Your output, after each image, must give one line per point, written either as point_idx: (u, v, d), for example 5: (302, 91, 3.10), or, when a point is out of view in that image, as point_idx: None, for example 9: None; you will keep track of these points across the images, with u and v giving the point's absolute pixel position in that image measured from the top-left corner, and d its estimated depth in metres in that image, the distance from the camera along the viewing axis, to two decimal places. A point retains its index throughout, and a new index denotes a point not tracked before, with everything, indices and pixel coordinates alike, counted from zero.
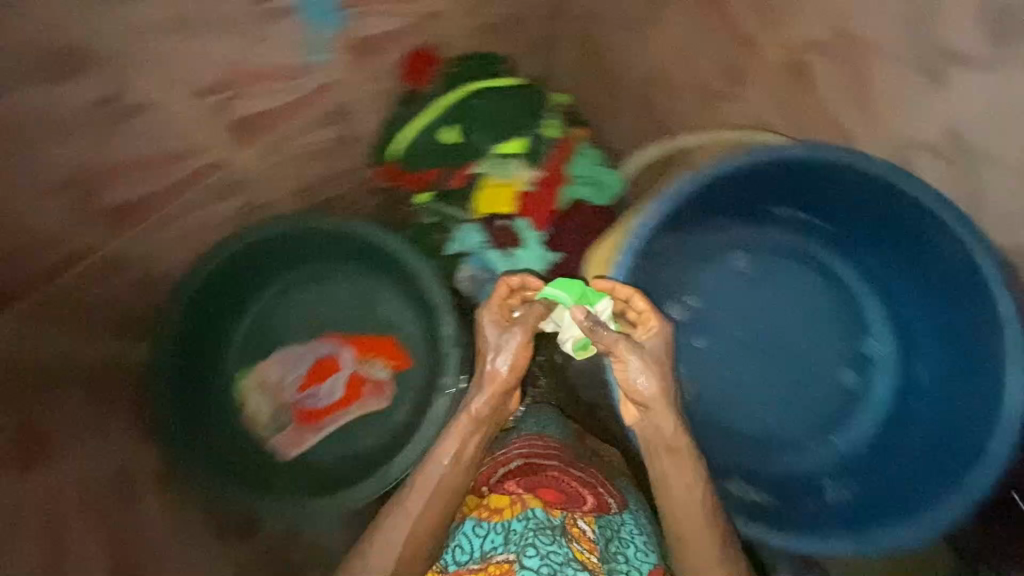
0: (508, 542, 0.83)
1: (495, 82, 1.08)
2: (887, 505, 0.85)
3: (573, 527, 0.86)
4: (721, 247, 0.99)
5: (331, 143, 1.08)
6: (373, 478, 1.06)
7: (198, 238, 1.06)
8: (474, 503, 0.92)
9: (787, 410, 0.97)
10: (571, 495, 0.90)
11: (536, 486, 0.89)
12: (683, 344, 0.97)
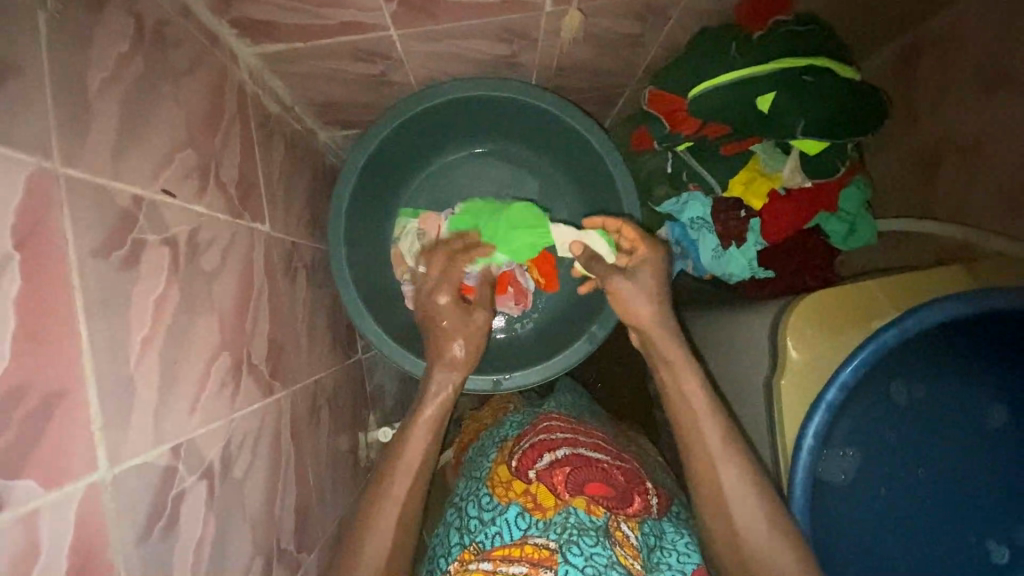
0: (549, 530, 0.79)
1: (839, 66, 0.89)
2: None
3: (617, 531, 0.83)
4: (985, 369, 0.78)
5: (625, 36, 0.97)
6: (487, 378, 1.06)
7: (448, 61, 0.99)
8: (511, 491, 0.88)
9: (929, 565, 0.81)
10: (620, 495, 0.88)
11: (583, 482, 0.86)
12: (872, 435, 0.81)
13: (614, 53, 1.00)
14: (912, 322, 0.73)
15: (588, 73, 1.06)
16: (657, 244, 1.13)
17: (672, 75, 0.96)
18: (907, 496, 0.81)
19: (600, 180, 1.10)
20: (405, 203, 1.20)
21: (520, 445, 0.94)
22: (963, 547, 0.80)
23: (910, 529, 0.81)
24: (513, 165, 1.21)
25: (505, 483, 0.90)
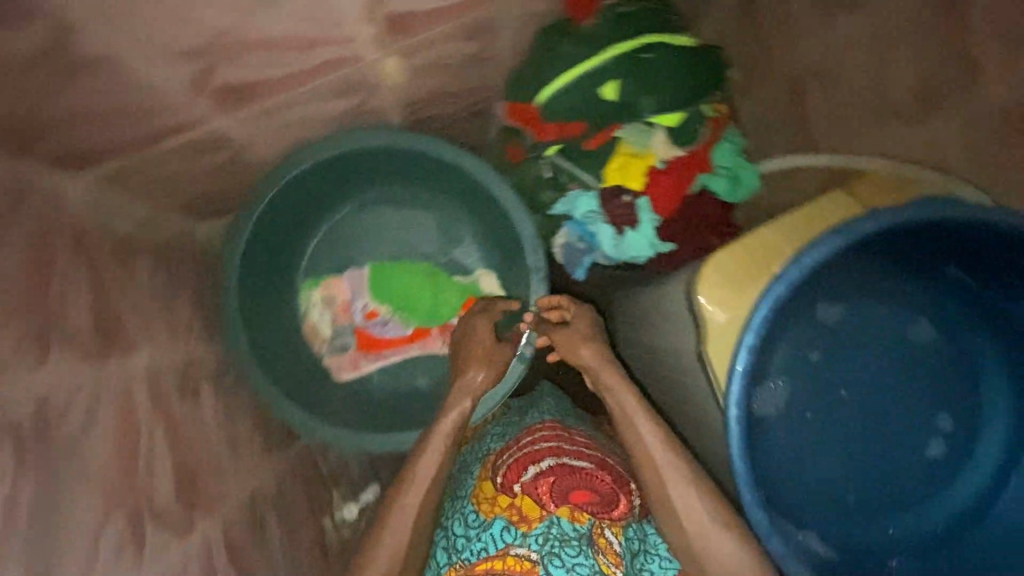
0: (531, 540, 0.79)
1: (668, 38, 0.91)
2: None
3: (600, 537, 0.82)
4: (866, 281, 0.82)
5: (466, 59, 0.95)
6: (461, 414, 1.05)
7: (296, 131, 0.96)
8: (496, 505, 0.84)
9: (870, 474, 0.85)
10: (603, 498, 0.85)
11: (565, 491, 0.83)
12: (785, 373, 0.83)
13: (462, 72, 0.98)
14: (803, 265, 0.71)
15: (446, 96, 1.03)
16: (561, 245, 1.10)
17: (520, 88, 0.95)
18: (834, 418, 0.84)
19: (489, 200, 1.07)
20: (302, 273, 1.13)
21: (504, 458, 0.90)
22: (890, 446, 0.85)
23: (847, 450, 0.85)
24: (402, 201, 1.14)
25: (492, 497, 0.85)
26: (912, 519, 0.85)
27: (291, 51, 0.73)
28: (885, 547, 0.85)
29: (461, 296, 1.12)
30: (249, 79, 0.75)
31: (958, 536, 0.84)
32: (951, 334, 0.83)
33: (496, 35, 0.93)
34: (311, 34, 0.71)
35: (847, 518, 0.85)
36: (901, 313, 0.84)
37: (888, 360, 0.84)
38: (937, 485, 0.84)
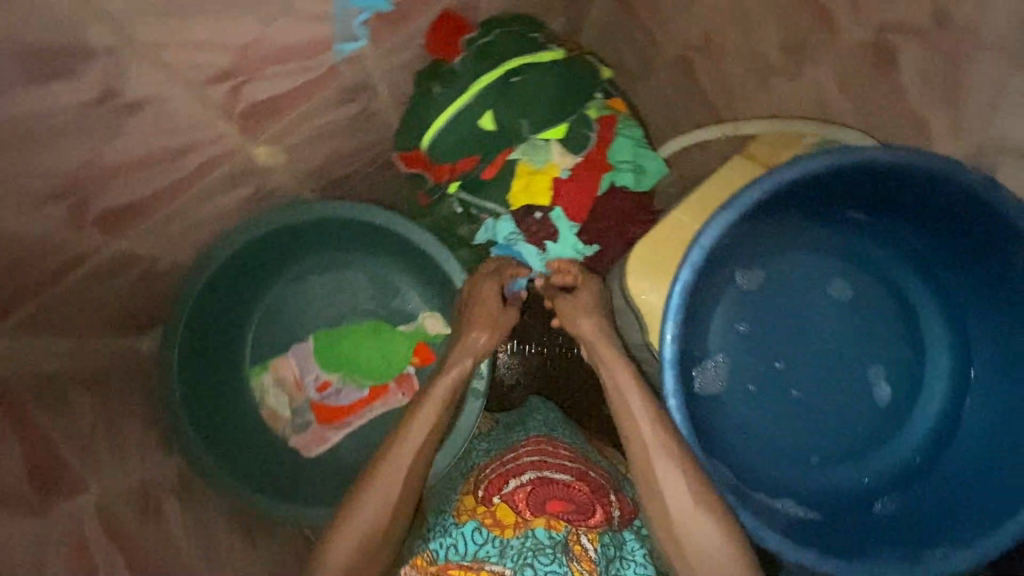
0: (505, 555, 0.76)
1: (532, 57, 0.92)
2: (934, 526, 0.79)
3: (575, 544, 0.77)
4: (776, 242, 0.87)
5: (350, 120, 0.96)
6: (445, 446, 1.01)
7: (201, 230, 0.96)
8: (472, 510, 0.82)
9: (829, 420, 0.88)
10: (580, 507, 0.81)
11: (543, 501, 0.80)
12: (724, 345, 0.87)
13: (348, 134, 0.99)
14: (703, 245, 0.76)
15: (342, 159, 1.04)
16: None
17: (406, 136, 0.97)
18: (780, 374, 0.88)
19: (413, 247, 1.08)
20: (249, 360, 1.12)
21: (484, 478, 0.86)
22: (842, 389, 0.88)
23: (799, 401, 0.88)
24: (333, 265, 1.15)
25: (470, 505, 0.83)
26: (878, 454, 0.88)
27: (156, 167, 0.74)
28: (862, 492, 0.87)
29: (409, 343, 1.12)
30: (124, 203, 0.76)
31: (926, 461, 0.86)
32: (868, 272, 0.89)
33: (370, 93, 0.94)
34: (169, 147, 0.72)
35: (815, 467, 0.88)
36: (815, 262, 0.89)
37: (821, 312, 0.88)
38: (895, 420, 0.88)
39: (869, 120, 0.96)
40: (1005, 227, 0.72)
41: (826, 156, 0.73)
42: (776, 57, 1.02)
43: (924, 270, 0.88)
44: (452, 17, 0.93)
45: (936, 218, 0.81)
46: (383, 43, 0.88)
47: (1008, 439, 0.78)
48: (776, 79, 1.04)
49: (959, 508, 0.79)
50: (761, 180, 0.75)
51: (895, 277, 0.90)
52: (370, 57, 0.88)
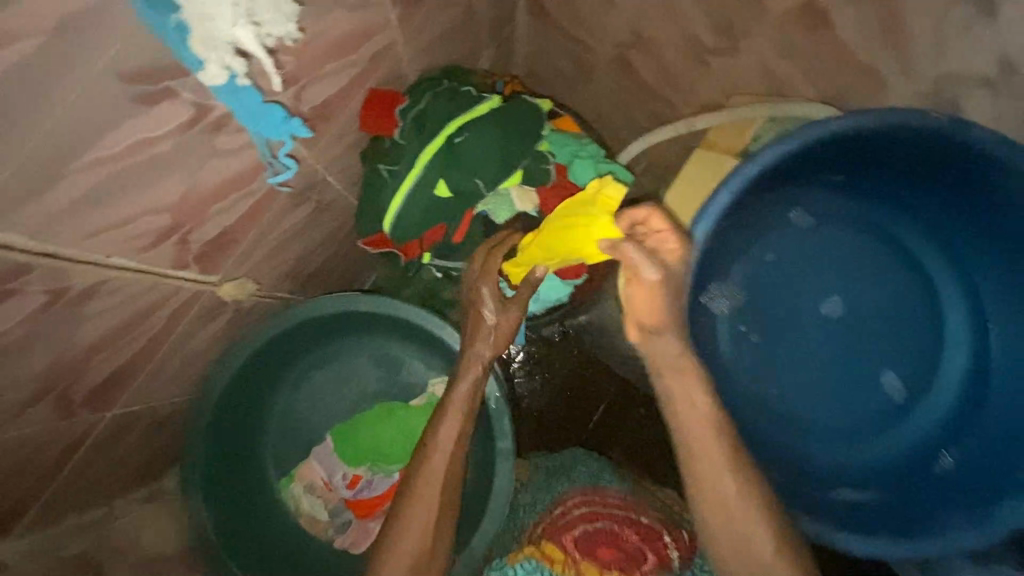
0: None
1: (470, 113, 0.90)
2: (999, 479, 0.76)
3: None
4: (765, 226, 0.85)
5: (307, 220, 0.95)
6: (490, 512, 0.98)
7: (193, 368, 0.95)
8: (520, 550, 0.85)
9: (861, 390, 0.86)
10: (631, 555, 0.86)
11: (593, 554, 0.85)
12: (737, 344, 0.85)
13: (312, 229, 0.98)
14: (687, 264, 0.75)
15: (312, 254, 1.02)
16: None
17: (370, 220, 0.94)
18: (803, 358, 0.85)
19: (405, 322, 1.06)
20: (275, 472, 1.11)
21: (536, 529, 0.93)
22: (868, 356, 0.85)
23: (829, 380, 0.86)
24: (330, 359, 1.13)
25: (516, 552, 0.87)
26: (920, 410, 0.86)
27: (131, 332, 0.74)
28: (918, 455, 0.85)
29: (420, 415, 1.10)
30: (109, 373, 0.76)
31: (973, 407, 0.83)
32: (867, 234, 0.87)
33: (321, 187, 0.93)
34: (136, 310, 0.72)
35: (859, 439, 0.86)
36: (810, 236, 0.86)
37: (830, 288, 0.86)
38: (931, 373, 0.85)
39: (820, 79, 0.93)
40: (972, 155, 0.71)
41: (783, 143, 0.73)
42: (710, 39, 1.01)
43: (922, 218, 0.86)
44: (381, 90, 0.91)
45: (919, 165, 0.78)
46: (319, 141, 0.86)
47: None
48: (718, 60, 1.03)
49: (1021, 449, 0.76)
50: (728, 184, 0.73)
51: (894, 230, 0.87)
52: (310, 157, 0.86)
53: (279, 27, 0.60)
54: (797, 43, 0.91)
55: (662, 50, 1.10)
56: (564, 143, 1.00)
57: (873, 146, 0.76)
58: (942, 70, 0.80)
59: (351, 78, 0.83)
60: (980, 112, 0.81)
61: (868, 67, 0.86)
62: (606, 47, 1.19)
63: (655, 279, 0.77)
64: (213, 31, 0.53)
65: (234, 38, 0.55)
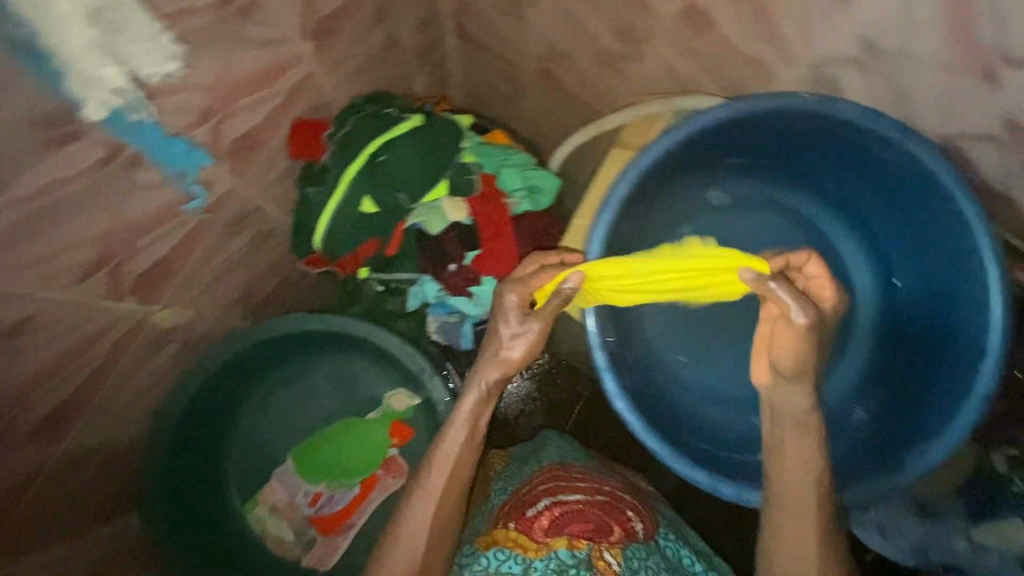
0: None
1: (390, 132, 0.96)
2: (909, 416, 0.85)
3: (598, 560, 0.86)
4: (671, 209, 0.96)
5: (249, 248, 1.00)
6: None
7: (149, 397, 0.99)
8: (493, 540, 0.90)
9: None
10: (598, 526, 0.90)
11: (563, 526, 0.88)
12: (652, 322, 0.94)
13: (256, 256, 1.03)
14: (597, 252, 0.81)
15: (261, 281, 1.07)
16: (437, 330, 1.12)
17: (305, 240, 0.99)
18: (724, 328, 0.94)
19: (354, 336, 1.09)
20: (239, 497, 1.12)
21: (506, 506, 0.96)
22: None
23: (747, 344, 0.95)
24: (288, 380, 1.15)
25: (490, 536, 0.91)
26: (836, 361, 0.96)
27: (71, 360, 0.78)
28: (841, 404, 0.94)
29: (381, 426, 1.13)
30: (54, 404, 0.80)
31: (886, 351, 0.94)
32: (771, 212, 0.98)
33: (257, 215, 0.98)
34: (73, 338, 0.76)
35: None
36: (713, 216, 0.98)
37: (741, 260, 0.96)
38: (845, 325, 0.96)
39: (718, 72, 1.00)
40: (850, 130, 0.79)
41: (675, 135, 0.80)
42: (616, 45, 1.08)
43: (818, 192, 0.96)
44: (306, 119, 0.97)
45: (806, 143, 0.86)
46: (249, 171, 0.91)
47: (943, 311, 0.84)
48: (627, 63, 1.10)
49: (924, 386, 0.85)
50: (627, 175, 0.80)
51: (793, 202, 0.98)
52: (242, 187, 0.91)
53: (156, 65, 0.67)
54: (690, 42, 0.98)
55: (577, 59, 1.17)
56: (489, 151, 1.05)
57: (761, 132, 0.85)
58: (816, 54, 0.87)
59: (273, 110, 0.89)
60: (856, 87, 0.88)
61: (752, 57, 0.93)
62: (530, 62, 1.26)
63: (804, 325, 0.66)
64: (87, 71, 0.61)
65: (106, 78, 0.63)
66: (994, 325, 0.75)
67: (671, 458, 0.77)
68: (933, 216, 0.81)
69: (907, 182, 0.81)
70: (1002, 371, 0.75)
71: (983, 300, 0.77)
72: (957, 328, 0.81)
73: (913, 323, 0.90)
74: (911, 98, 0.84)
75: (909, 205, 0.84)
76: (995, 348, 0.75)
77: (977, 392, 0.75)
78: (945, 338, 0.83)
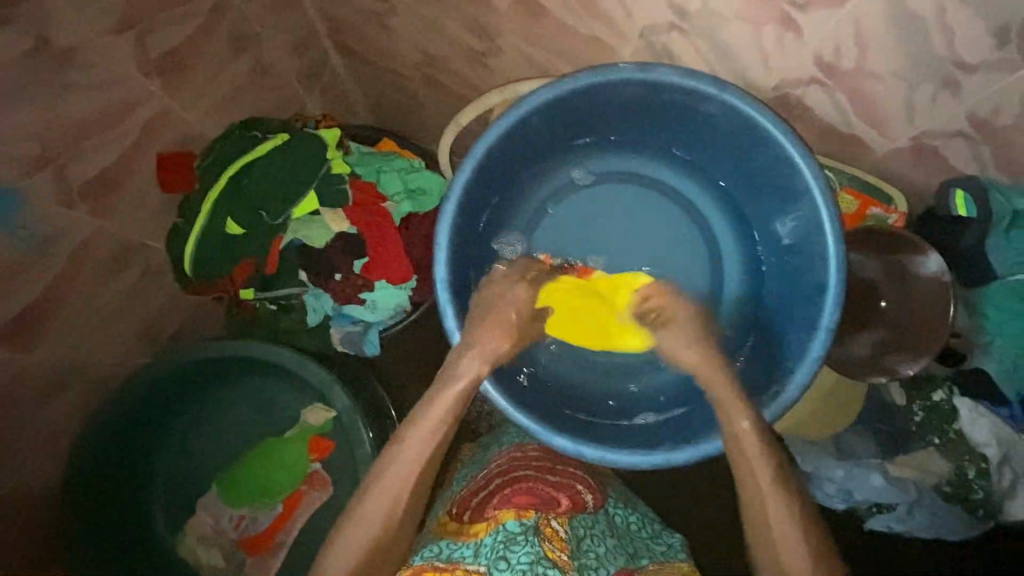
0: (478, 555, 0.82)
1: (254, 153, 1.01)
2: (775, 360, 0.88)
3: (547, 528, 0.86)
4: (527, 194, 0.98)
5: (141, 284, 1.04)
6: None
7: (61, 437, 1.03)
8: (448, 528, 0.90)
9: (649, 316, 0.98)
10: (545, 498, 0.90)
11: (508, 499, 0.89)
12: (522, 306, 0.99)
13: (151, 291, 1.06)
14: (445, 242, 0.82)
15: (165, 316, 1.10)
16: (342, 342, 1.12)
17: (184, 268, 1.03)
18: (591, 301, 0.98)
19: (260, 356, 1.09)
20: (167, 530, 1.12)
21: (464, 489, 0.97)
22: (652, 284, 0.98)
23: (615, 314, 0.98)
24: (208, 408, 1.15)
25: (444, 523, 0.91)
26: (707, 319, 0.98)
27: None
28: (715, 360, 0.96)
29: (300, 443, 1.14)
30: None
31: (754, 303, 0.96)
32: (628, 183, 0.99)
33: (142, 252, 1.02)
34: None
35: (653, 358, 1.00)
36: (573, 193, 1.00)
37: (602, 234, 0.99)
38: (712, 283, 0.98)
39: (569, 54, 1.03)
40: (672, 90, 0.83)
41: (505, 119, 0.82)
42: (476, 42, 1.11)
43: (670, 159, 0.98)
44: (172, 152, 1.00)
45: (642, 111, 0.89)
46: (118, 209, 0.95)
47: (795, 253, 0.87)
48: (491, 59, 1.13)
49: (786, 329, 0.88)
50: (466, 165, 0.83)
51: (650, 171, 1.00)
52: (113, 225, 0.95)
53: None
54: (535, 30, 1.02)
55: (449, 61, 1.20)
56: (368, 159, 1.11)
57: (595, 106, 0.88)
58: (640, 23, 0.90)
59: (130, 147, 0.93)
60: (684, 50, 0.91)
61: (589, 36, 0.97)
62: (414, 68, 1.26)
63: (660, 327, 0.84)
64: None
65: None
66: (832, 260, 0.79)
67: (546, 436, 0.82)
68: (769, 162, 0.84)
69: (740, 134, 0.85)
70: (842, 301, 0.78)
71: (821, 236, 0.80)
72: (808, 268, 0.84)
73: (774, 270, 0.93)
74: (732, 53, 0.87)
75: (749, 156, 0.87)
76: (834, 280, 0.79)
77: (823, 326, 0.78)
78: (800, 278, 0.87)
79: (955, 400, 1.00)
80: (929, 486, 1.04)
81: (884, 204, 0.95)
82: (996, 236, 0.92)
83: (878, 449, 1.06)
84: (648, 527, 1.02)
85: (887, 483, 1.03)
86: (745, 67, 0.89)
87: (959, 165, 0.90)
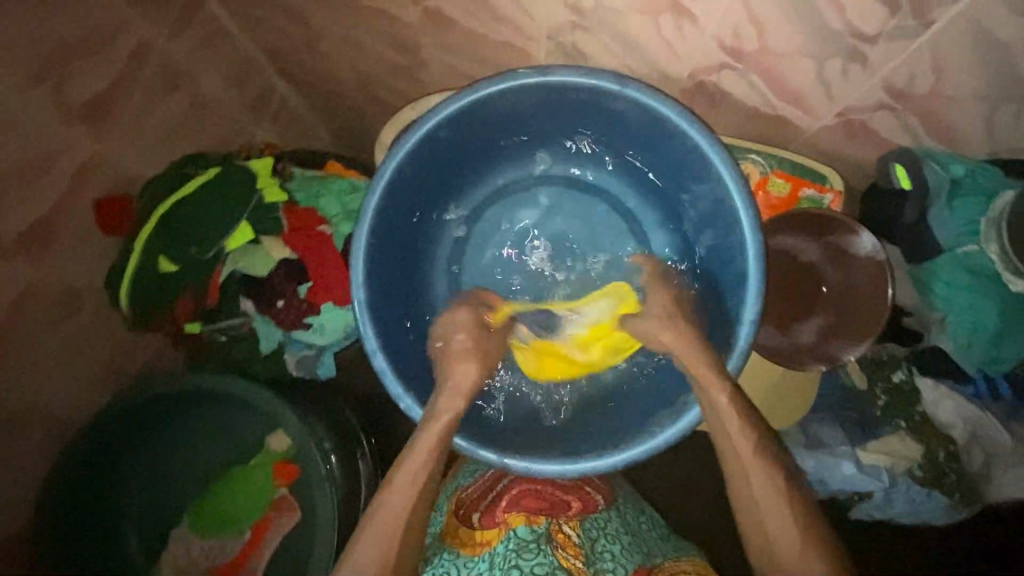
0: (493, 566, 0.84)
1: (190, 187, 1.05)
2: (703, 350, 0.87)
3: (558, 534, 0.87)
4: (449, 206, 0.98)
5: (92, 326, 1.07)
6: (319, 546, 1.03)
7: (33, 481, 1.05)
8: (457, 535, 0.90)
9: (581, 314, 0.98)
10: (554, 503, 0.92)
11: (517, 502, 0.91)
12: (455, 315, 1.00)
13: (104, 332, 1.09)
14: (359, 263, 0.82)
15: (123, 355, 1.13)
16: (296, 367, 1.13)
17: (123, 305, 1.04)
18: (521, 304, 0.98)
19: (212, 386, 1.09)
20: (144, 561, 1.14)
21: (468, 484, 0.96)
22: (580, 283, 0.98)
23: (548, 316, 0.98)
24: (174, 442, 1.17)
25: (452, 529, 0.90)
26: None
27: None
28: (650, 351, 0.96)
29: (264, 469, 1.15)
30: None
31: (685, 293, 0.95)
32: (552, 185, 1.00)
33: (92, 296, 1.06)
34: None
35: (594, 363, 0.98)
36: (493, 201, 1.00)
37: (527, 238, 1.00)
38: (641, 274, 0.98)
39: (486, 60, 1.02)
40: (576, 92, 0.81)
41: (407, 138, 0.81)
42: (398, 56, 1.11)
43: (592, 157, 0.97)
44: (108, 195, 1.03)
45: (552, 115, 0.88)
46: (57, 256, 0.98)
47: (718, 243, 0.85)
48: (416, 71, 1.13)
49: (714, 319, 0.87)
50: (374, 186, 0.82)
51: (570, 172, 0.99)
52: (55, 272, 0.98)
53: None
54: (448, 39, 1.01)
55: (377, 78, 1.20)
56: (311, 184, 1.12)
57: (503, 115, 0.86)
58: (544, 24, 0.89)
59: (61, 196, 0.96)
60: (590, 44, 0.89)
61: (499, 41, 0.96)
62: (350, 89, 1.25)
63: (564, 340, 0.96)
64: None
65: None
66: (750, 249, 0.77)
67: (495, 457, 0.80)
68: (684, 155, 0.82)
69: (654, 129, 0.82)
70: (762, 291, 0.76)
71: (739, 226, 0.78)
72: (731, 259, 0.82)
73: (700, 260, 0.92)
74: (638, 42, 0.85)
75: (665, 148, 0.85)
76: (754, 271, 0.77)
77: (745, 318, 0.76)
78: (723, 267, 0.85)
79: (916, 379, 0.97)
80: (902, 471, 0.96)
81: (818, 184, 0.90)
82: (938, 209, 0.88)
83: (846, 435, 0.99)
84: (658, 530, 0.97)
85: (859, 470, 0.97)
86: (653, 55, 0.86)
87: (892, 137, 0.86)
